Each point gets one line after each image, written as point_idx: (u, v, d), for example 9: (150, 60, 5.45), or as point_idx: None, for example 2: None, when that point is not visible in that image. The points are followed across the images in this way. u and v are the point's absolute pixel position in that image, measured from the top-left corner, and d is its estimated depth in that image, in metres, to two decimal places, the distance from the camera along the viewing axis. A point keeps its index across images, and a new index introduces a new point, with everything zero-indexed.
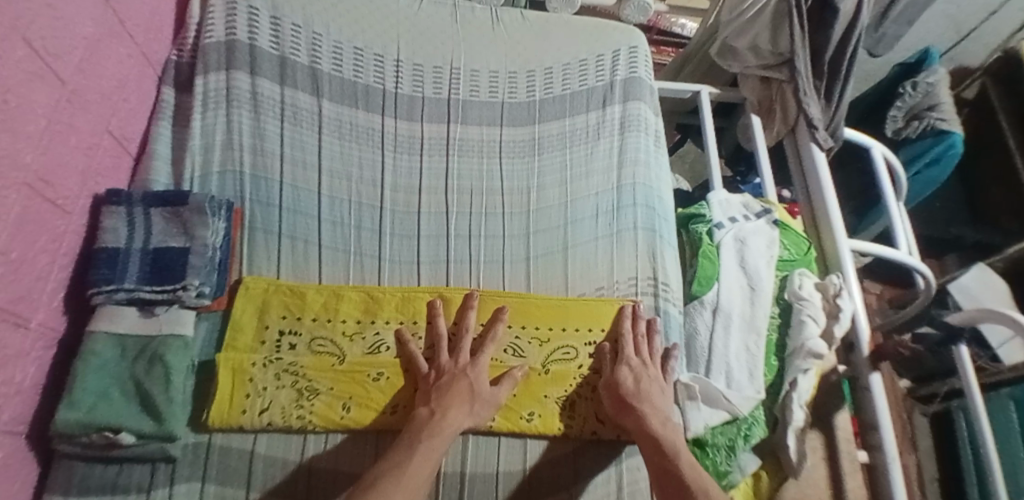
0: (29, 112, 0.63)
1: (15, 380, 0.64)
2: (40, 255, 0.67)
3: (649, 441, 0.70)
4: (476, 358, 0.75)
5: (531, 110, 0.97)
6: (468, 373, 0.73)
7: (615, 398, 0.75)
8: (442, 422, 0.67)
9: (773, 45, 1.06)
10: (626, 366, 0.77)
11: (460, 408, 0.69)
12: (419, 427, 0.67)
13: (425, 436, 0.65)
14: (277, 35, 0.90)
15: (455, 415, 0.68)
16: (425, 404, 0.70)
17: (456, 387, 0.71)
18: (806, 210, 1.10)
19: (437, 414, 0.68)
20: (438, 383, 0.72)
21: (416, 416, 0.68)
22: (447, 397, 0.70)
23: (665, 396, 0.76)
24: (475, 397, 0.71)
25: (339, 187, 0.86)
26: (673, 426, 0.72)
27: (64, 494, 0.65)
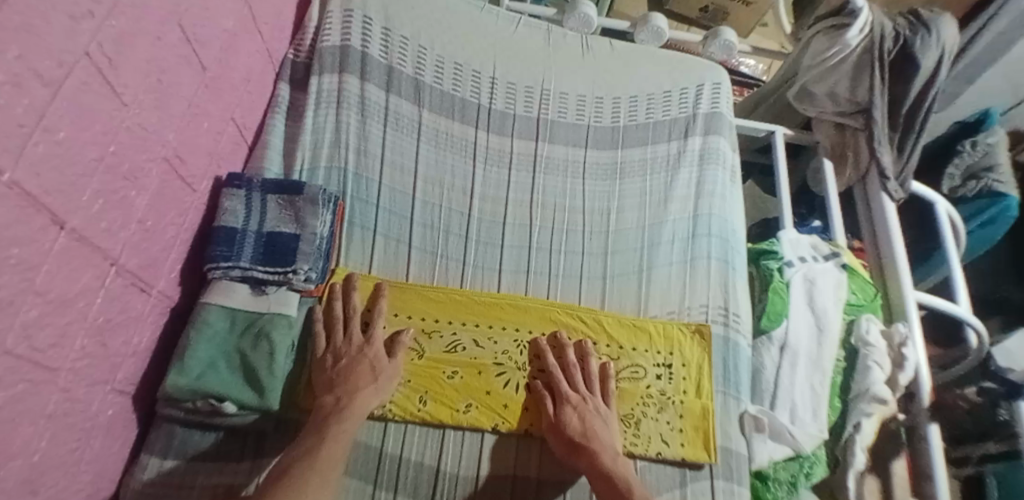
0: (174, 93, 0.69)
1: (132, 342, 0.68)
2: (168, 227, 0.72)
3: (601, 476, 0.70)
4: (370, 337, 0.75)
5: (615, 135, 1.01)
6: (365, 353, 0.73)
7: (562, 442, 0.74)
8: (349, 407, 0.68)
9: (851, 93, 1.10)
10: (572, 403, 0.76)
11: (367, 388, 0.71)
12: (326, 415, 0.68)
13: (333, 421, 0.67)
14: (386, 44, 0.96)
15: (363, 397, 0.70)
16: (329, 392, 0.70)
17: (356, 368, 0.72)
18: (873, 258, 1.11)
19: (343, 400, 0.69)
20: (336, 366, 0.72)
21: (322, 405, 0.69)
22: (350, 379, 0.71)
23: (609, 428, 0.75)
24: (377, 373, 0.73)
25: (432, 192, 0.91)
26: (623, 461, 0.72)
27: (162, 456, 0.68)
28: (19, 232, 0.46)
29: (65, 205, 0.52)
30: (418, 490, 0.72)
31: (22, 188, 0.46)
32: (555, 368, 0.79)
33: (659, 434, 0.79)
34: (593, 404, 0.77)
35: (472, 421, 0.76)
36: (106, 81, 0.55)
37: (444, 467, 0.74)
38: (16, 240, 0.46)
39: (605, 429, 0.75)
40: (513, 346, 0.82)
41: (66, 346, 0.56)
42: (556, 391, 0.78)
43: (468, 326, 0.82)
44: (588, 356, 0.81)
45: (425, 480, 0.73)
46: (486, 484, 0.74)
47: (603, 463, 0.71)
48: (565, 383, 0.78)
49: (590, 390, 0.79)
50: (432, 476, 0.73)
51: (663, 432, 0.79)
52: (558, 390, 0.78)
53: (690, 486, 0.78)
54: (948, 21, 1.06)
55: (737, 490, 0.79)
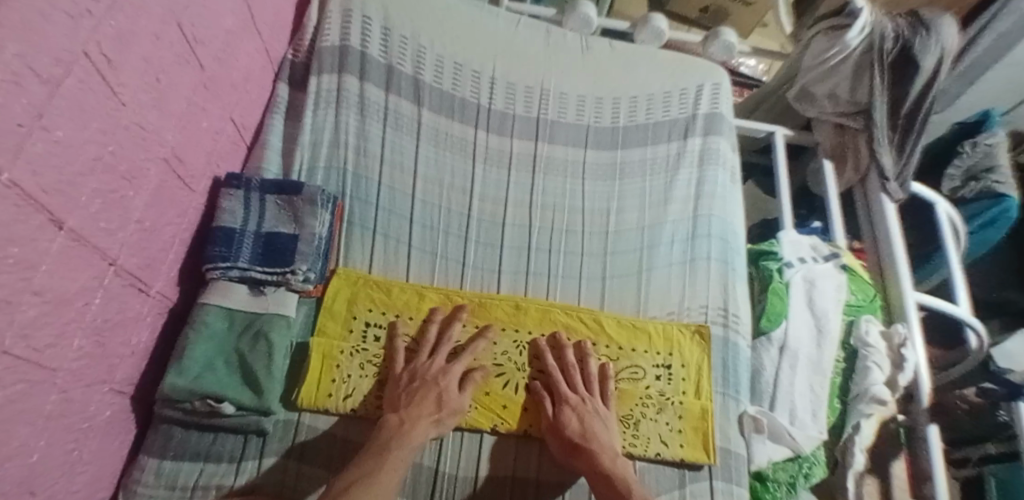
0: (173, 93, 0.69)
1: (130, 341, 0.68)
2: (167, 226, 0.72)
3: (599, 476, 0.70)
4: (449, 366, 0.75)
5: (614, 136, 1.01)
6: (440, 381, 0.73)
7: (561, 444, 0.74)
8: (410, 434, 0.68)
9: (851, 93, 1.10)
10: (571, 404, 0.76)
11: (428, 420, 0.70)
12: (387, 438, 0.67)
13: (394, 446, 0.66)
14: (386, 45, 0.96)
15: (423, 427, 0.69)
16: (394, 413, 0.71)
17: (426, 394, 0.72)
18: (873, 259, 1.10)
19: (406, 425, 0.69)
20: (409, 387, 0.73)
21: (386, 425, 0.69)
22: (417, 405, 0.71)
23: (609, 429, 0.75)
24: (443, 407, 0.72)
25: (432, 192, 0.90)
26: (623, 462, 0.72)
27: (160, 457, 0.68)
28: (17, 231, 0.46)
29: (63, 204, 0.52)
30: (418, 491, 0.72)
31: (21, 188, 0.45)
32: (555, 369, 0.79)
33: (658, 435, 0.79)
34: (596, 406, 0.77)
35: (472, 421, 0.76)
36: (104, 80, 0.55)
37: (442, 469, 0.74)
38: (14, 240, 0.46)
39: (604, 430, 0.75)
40: (514, 346, 0.82)
41: (64, 346, 0.56)
42: (556, 392, 0.78)
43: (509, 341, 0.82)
44: (585, 358, 0.81)
45: (423, 482, 0.73)
46: (485, 485, 0.74)
47: (602, 465, 0.71)
48: (564, 383, 0.78)
49: (590, 391, 0.78)
50: (431, 477, 0.73)
51: (663, 433, 0.79)
52: (558, 389, 0.78)
53: (689, 487, 0.77)
54: (950, 23, 1.05)
55: (736, 491, 0.78)
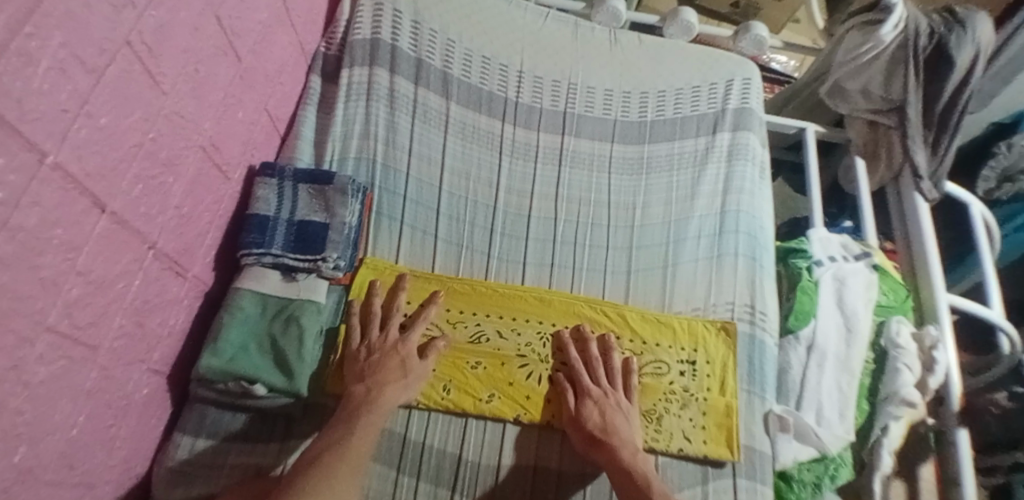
0: (211, 84, 0.70)
1: (168, 324, 0.70)
2: (204, 213, 0.74)
3: (618, 469, 0.70)
4: (404, 336, 0.76)
5: (642, 130, 1.00)
6: (398, 350, 0.74)
7: (582, 436, 0.74)
8: (380, 399, 0.69)
9: (885, 90, 1.08)
10: (593, 398, 0.76)
11: (396, 384, 0.72)
12: (356, 405, 0.69)
13: (365, 412, 0.68)
14: (416, 38, 0.97)
15: (391, 391, 0.71)
16: (360, 382, 0.71)
17: (389, 363, 0.73)
18: (904, 259, 1.08)
19: (375, 391, 0.70)
20: (369, 359, 0.74)
21: (353, 394, 0.70)
22: (380, 373, 0.72)
23: (630, 423, 0.75)
24: (408, 372, 0.73)
25: (458, 184, 0.91)
26: (644, 457, 0.72)
27: (194, 435, 0.71)
28: (62, 213, 0.48)
29: (106, 189, 0.54)
30: (444, 479, 0.73)
31: (66, 170, 0.47)
32: (577, 362, 0.79)
33: (681, 430, 0.79)
34: (617, 401, 0.76)
35: (495, 410, 0.77)
36: (145, 69, 0.57)
37: (466, 456, 0.75)
38: (59, 221, 0.48)
39: (626, 424, 0.74)
40: (535, 338, 0.82)
41: (104, 325, 0.58)
42: (578, 384, 0.78)
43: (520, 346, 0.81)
44: (606, 352, 0.81)
45: (447, 469, 0.74)
46: (507, 475, 0.75)
47: (623, 458, 0.71)
48: (587, 377, 0.78)
49: (613, 384, 0.78)
50: (454, 464, 0.75)
51: (685, 428, 0.79)
52: (580, 382, 0.78)
53: (712, 484, 0.77)
54: (984, 18, 1.03)
55: (760, 489, 0.78)
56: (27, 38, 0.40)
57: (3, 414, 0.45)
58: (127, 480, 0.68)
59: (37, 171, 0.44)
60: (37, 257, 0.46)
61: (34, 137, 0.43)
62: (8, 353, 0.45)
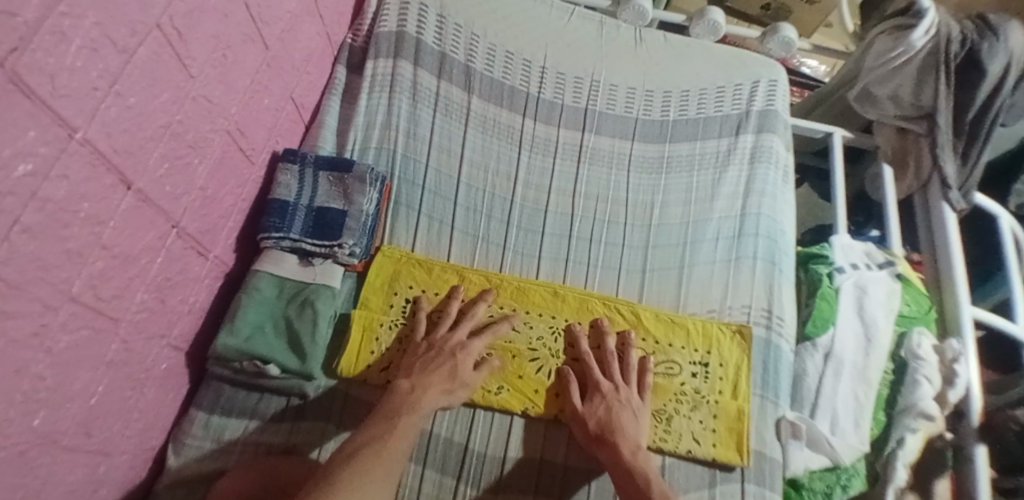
0: (238, 69, 0.72)
1: (188, 301, 0.72)
2: (227, 195, 0.75)
3: (621, 468, 0.70)
4: (466, 343, 0.76)
5: (664, 130, 0.99)
6: (456, 355, 0.75)
7: (589, 432, 0.74)
8: (421, 402, 0.70)
9: (914, 97, 1.06)
10: (601, 392, 0.76)
11: (439, 387, 0.72)
12: (398, 405, 0.69)
13: (404, 413, 0.68)
14: (441, 32, 0.98)
15: (432, 395, 0.71)
16: (406, 379, 0.73)
17: (441, 365, 0.74)
18: (930, 269, 1.06)
19: (417, 393, 0.71)
20: (426, 354, 0.75)
21: (397, 389, 0.71)
22: (431, 374, 0.73)
23: (639, 421, 0.75)
24: (455, 379, 0.73)
25: (477, 177, 0.91)
26: (645, 456, 0.72)
27: (210, 411, 0.72)
28: (89, 188, 0.50)
29: (132, 166, 0.55)
30: (451, 467, 0.75)
31: (94, 146, 0.49)
32: (589, 357, 0.80)
33: (691, 432, 0.78)
34: (626, 398, 0.76)
35: (503, 402, 0.78)
36: (173, 52, 0.58)
37: (473, 446, 0.76)
38: (86, 196, 0.49)
39: (634, 422, 0.74)
40: (601, 350, 0.81)
41: (127, 299, 0.60)
42: (589, 379, 0.78)
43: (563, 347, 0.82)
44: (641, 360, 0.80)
45: (453, 457, 0.75)
46: (512, 467, 0.75)
47: (625, 457, 0.70)
48: (598, 370, 0.78)
49: (626, 380, 0.79)
50: (461, 453, 0.76)
51: (695, 430, 0.78)
52: (596, 382, 0.77)
53: (720, 487, 0.76)
54: (1017, 27, 1.01)
55: (768, 496, 0.77)
56: (62, 17, 0.41)
57: (26, 377, 0.47)
58: (143, 452, 0.70)
59: (67, 146, 0.45)
60: (65, 229, 0.48)
61: (65, 112, 0.44)
62: (32, 319, 0.46)
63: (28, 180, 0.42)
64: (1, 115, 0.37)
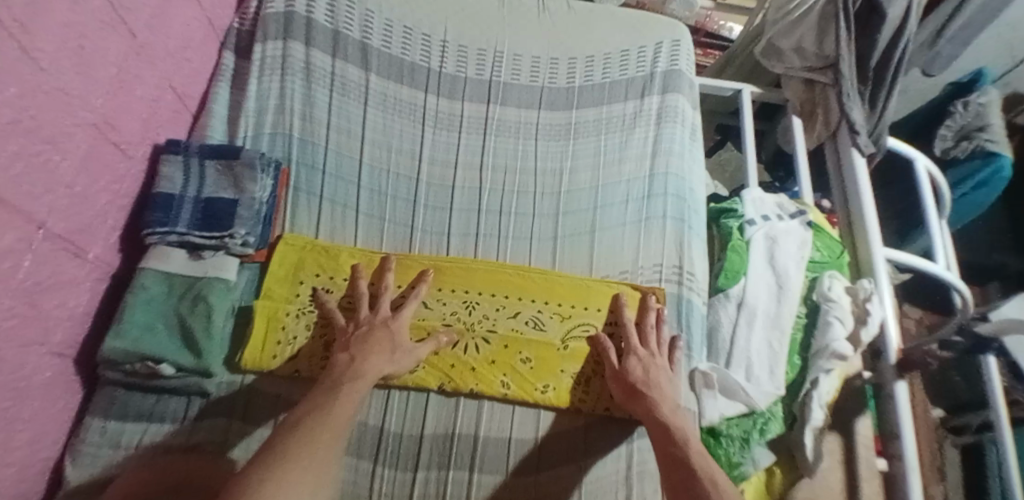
0: (99, 58, 0.68)
1: (68, 305, 0.68)
2: (101, 193, 0.72)
3: (657, 425, 0.69)
4: (397, 313, 0.76)
5: (570, 96, 0.99)
6: (389, 324, 0.74)
7: (625, 387, 0.74)
8: (361, 364, 0.68)
9: (818, 47, 1.06)
10: (636, 353, 0.77)
11: (382, 356, 0.70)
12: (340, 375, 0.67)
13: (347, 382, 0.66)
14: (332, 10, 0.95)
15: (375, 361, 0.69)
16: (344, 351, 0.70)
17: (375, 335, 0.72)
18: (843, 220, 1.08)
19: (357, 360, 0.69)
20: (357, 331, 0.73)
21: (336, 363, 0.69)
22: (368, 345, 0.71)
23: (674, 386, 0.75)
24: (396, 348, 0.72)
25: (379, 156, 0.90)
26: (682, 414, 0.72)
27: (104, 417, 0.70)
28: None
29: None
30: (365, 448, 0.74)
31: None
32: (629, 324, 0.80)
33: (607, 391, 0.79)
34: (660, 362, 0.77)
35: (419, 380, 0.77)
36: (18, 45, 0.55)
37: (388, 427, 0.75)
38: None
39: (668, 385, 0.74)
40: (518, 318, 0.82)
41: None
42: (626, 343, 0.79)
43: (601, 314, 0.83)
44: (659, 342, 0.79)
45: (369, 441, 0.74)
46: (428, 443, 0.75)
47: (661, 413, 0.70)
48: (636, 337, 0.79)
49: (660, 350, 0.79)
50: (376, 435, 0.75)
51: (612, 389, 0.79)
52: (631, 343, 0.78)
53: (637, 442, 0.78)
54: None
55: None
56: None
57: None
58: (34, 464, 0.67)
59: None
60: None
61: None
62: None
63: None
64: None
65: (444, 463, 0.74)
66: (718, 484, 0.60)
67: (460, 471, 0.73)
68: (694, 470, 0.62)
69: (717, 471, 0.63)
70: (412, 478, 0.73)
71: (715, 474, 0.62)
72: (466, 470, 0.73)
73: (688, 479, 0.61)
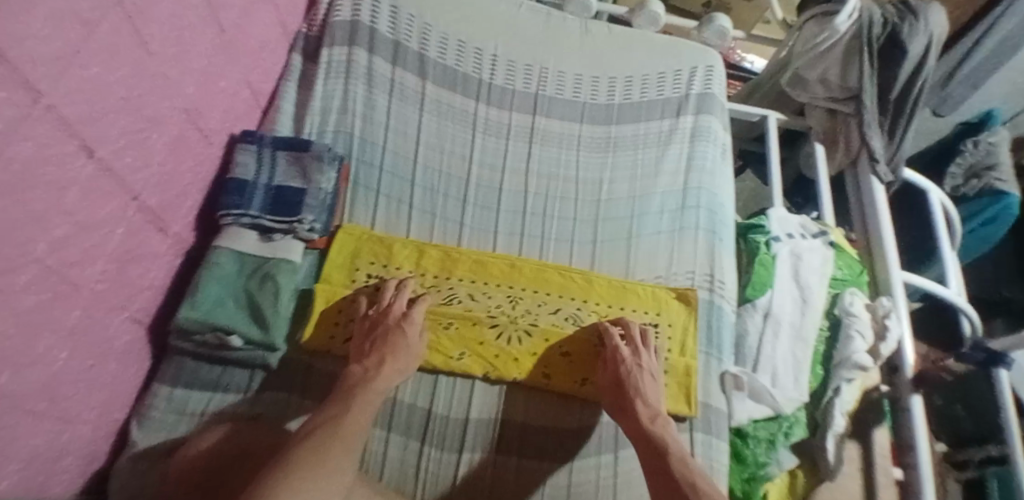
0: (195, 51, 0.74)
1: (149, 276, 0.74)
2: (185, 174, 0.77)
3: (642, 439, 0.72)
4: (408, 312, 0.78)
5: (609, 112, 1.05)
6: (400, 324, 0.76)
7: (613, 389, 0.77)
8: (375, 380, 0.71)
9: (842, 78, 1.14)
10: (621, 358, 0.78)
11: (392, 363, 0.73)
12: (353, 384, 0.71)
13: (359, 391, 0.69)
14: (394, 21, 1.03)
15: (388, 369, 0.72)
16: (358, 362, 0.74)
17: (388, 339, 0.75)
18: (862, 242, 1.14)
19: (370, 372, 0.72)
20: (372, 333, 0.76)
21: (351, 373, 0.73)
22: (379, 351, 0.74)
23: (656, 389, 0.77)
24: (400, 350, 0.74)
25: (433, 158, 0.96)
26: (664, 423, 0.73)
27: (172, 385, 0.74)
28: (50, 152, 0.52)
29: (96, 135, 0.58)
30: (414, 429, 0.78)
31: (58, 113, 0.52)
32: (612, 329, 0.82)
33: None
34: (642, 363, 0.78)
35: (465, 368, 0.81)
36: (133, 28, 0.61)
37: (435, 410, 0.79)
38: (48, 160, 0.52)
39: (652, 386, 0.77)
40: (558, 314, 0.87)
41: (87, 267, 0.62)
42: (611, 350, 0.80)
43: (636, 313, 0.87)
44: (641, 348, 0.80)
45: (417, 422, 0.78)
46: (474, 426, 0.79)
47: (643, 426, 0.72)
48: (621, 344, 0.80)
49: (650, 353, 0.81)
50: (425, 417, 0.79)
51: None
52: (616, 353, 0.79)
53: None
54: (937, 8, 1.08)
55: (715, 443, 0.81)
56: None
57: None
58: (105, 425, 0.71)
59: (31, 111, 0.49)
60: (29, 192, 0.50)
61: (31, 77, 0.47)
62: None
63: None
64: None
65: (488, 447, 0.78)
66: (698, 488, 0.64)
67: (505, 455, 0.77)
68: (674, 480, 0.66)
69: (698, 476, 0.66)
70: (456, 460, 0.76)
71: (695, 479, 0.66)
72: (511, 456, 0.77)
73: (669, 487, 0.66)
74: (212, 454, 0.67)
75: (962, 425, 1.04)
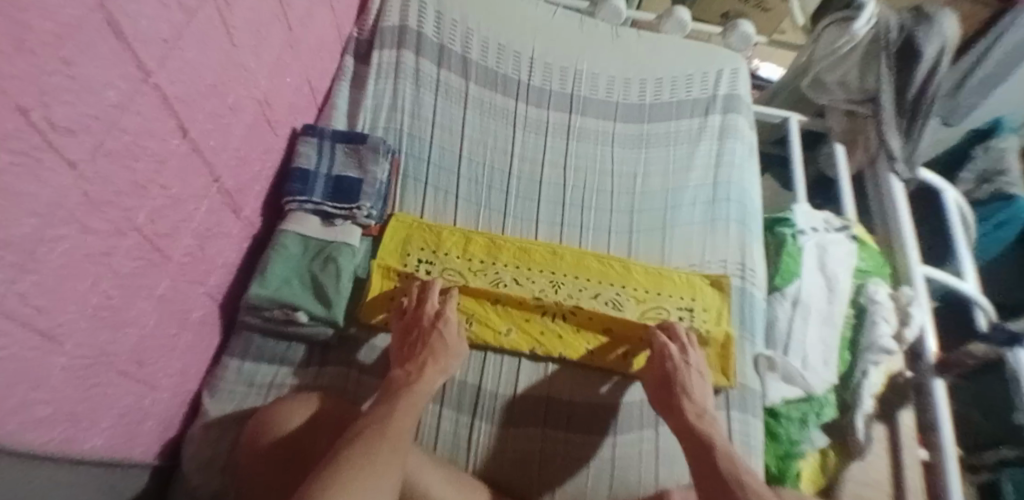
0: (268, 46, 0.80)
1: (222, 255, 0.79)
2: (255, 161, 0.83)
3: (686, 434, 0.72)
4: (442, 311, 0.79)
5: (642, 111, 1.11)
6: (436, 326, 0.77)
7: (657, 384, 0.79)
8: (418, 382, 0.71)
9: (861, 81, 1.20)
10: (668, 352, 0.80)
11: (435, 365, 0.73)
12: (397, 387, 0.70)
13: (404, 393, 0.69)
14: (439, 26, 1.09)
15: (431, 371, 0.72)
16: (400, 368, 0.74)
17: (429, 339, 0.76)
18: (883, 237, 1.18)
19: (413, 376, 0.72)
20: (409, 337, 0.77)
21: (394, 378, 0.72)
22: (421, 355, 0.74)
23: (702, 382, 0.79)
24: (436, 354, 0.74)
25: (476, 151, 1.02)
26: (710, 419, 0.74)
27: (241, 357, 0.79)
28: (153, 128, 0.58)
29: (188, 116, 0.64)
30: (465, 405, 0.81)
31: (160, 92, 0.57)
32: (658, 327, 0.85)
33: None
34: (689, 359, 0.80)
35: (513, 344, 0.85)
36: (221, 20, 0.67)
37: (484, 387, 0.83)
38: (150, 135, 0.57)
39: (699, 383, 0.78)
40: (598, 298, 0.90)
41: (175, 240, 0.67)
42: (658, 348, 0.81)
43: (672, 298, 0.91)
44: (688, 344, 0.82)
45: (467, 397, 0.82)
46: (521, 402, 0.83)
47: (689, 421, 0.73)
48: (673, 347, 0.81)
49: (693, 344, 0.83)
50: (474, 393, 0.82)
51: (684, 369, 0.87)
52: (663, 348, 0.81)
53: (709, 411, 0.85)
54: (950, 13, 1.13)
55: (751, 421, 0.85)
56: None
57: (95, 294, 0.54)
58: (180, 394, 0.75)
59: (139, 87, 0.54)
60: (134, 164, 0.56)
61: (141, 57, 0.53)
62: (104, 240, 0.54)
63: (111, 111, 0.51)
64: (90, 49, 0.46)
65: (536, 422, 0.82)
66: (745, 485, 0.64)
67: (553, 428, 0.81)
68: (723, 477, 0.65)
69: (744, 472, 0.66)
70: (503, 431, 0.81)
71: (742, 475, 0.65)
72: (559, 429, 0.81)
73: (716, 480, 0.65)
74: (285, 430, 0.69)
75: (979, 428, 1.05)
